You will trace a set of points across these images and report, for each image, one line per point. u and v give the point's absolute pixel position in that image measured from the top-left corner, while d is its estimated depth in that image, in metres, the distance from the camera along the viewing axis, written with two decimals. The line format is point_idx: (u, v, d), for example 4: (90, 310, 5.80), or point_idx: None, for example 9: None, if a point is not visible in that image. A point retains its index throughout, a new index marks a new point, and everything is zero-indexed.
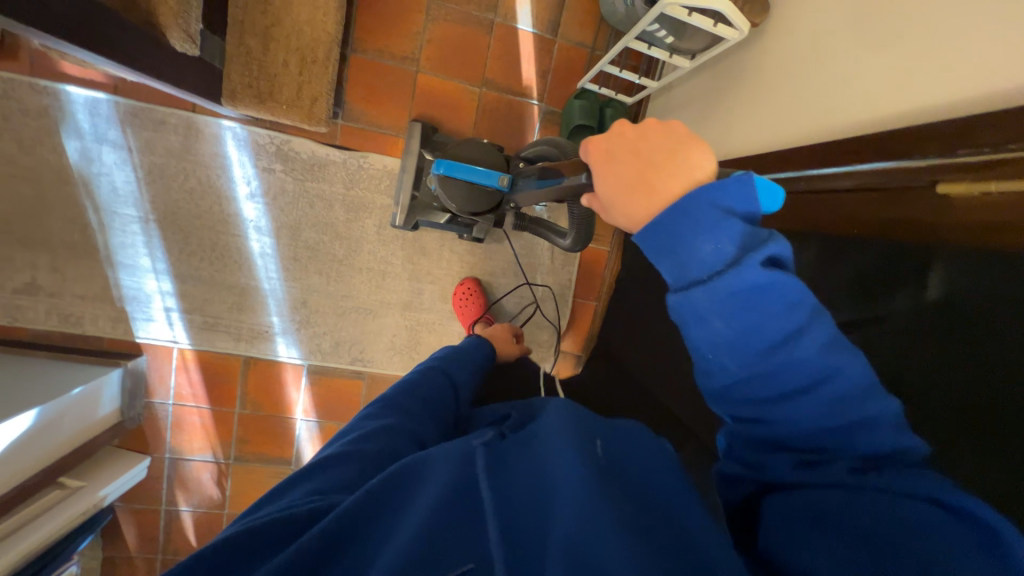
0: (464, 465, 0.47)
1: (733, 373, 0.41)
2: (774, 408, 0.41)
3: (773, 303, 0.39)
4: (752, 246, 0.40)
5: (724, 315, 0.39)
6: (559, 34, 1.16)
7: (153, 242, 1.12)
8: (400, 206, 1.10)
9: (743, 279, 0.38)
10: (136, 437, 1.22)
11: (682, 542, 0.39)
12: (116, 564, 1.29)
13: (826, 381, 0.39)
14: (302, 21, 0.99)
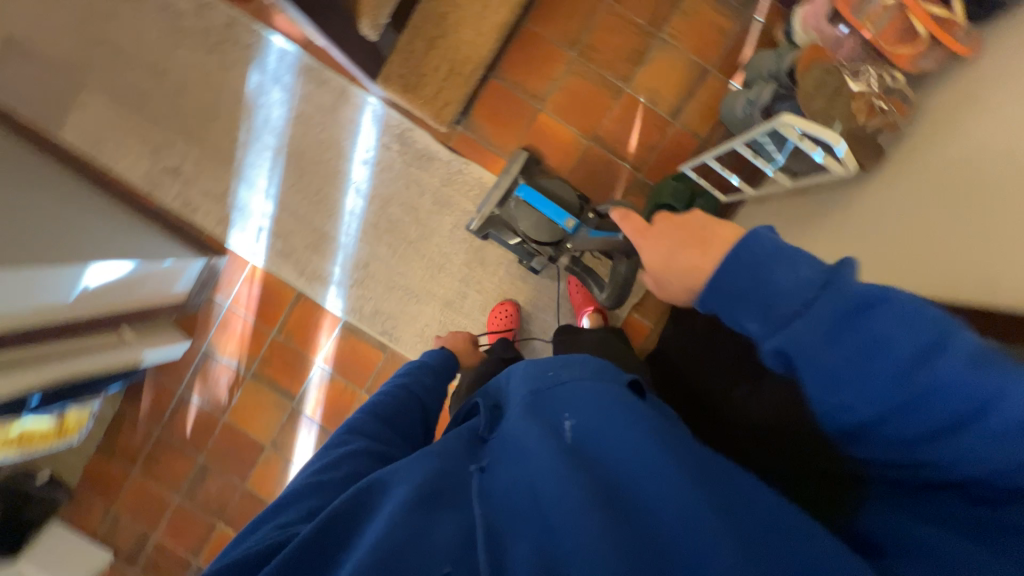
0: (430, 477, 0.50)
1: (863, 405, 0.42)
2: (913, 438, 0.41)
3: (862, 324, 0.42)
4: (814, 279, 0.45)
5: (833, 345, 0.43)
6: (677, 118, 1.23)
7: (275, 170, 1.31)
8: (479, 214, 1.19)
9: (840, 306, 0.43)
10: (189, 321, 1.39)
11: (652, 536, 0.40)
12: (124, 419, 1.45)
13: (970, 409, 0.38)
14: (468, 42, 1.14)
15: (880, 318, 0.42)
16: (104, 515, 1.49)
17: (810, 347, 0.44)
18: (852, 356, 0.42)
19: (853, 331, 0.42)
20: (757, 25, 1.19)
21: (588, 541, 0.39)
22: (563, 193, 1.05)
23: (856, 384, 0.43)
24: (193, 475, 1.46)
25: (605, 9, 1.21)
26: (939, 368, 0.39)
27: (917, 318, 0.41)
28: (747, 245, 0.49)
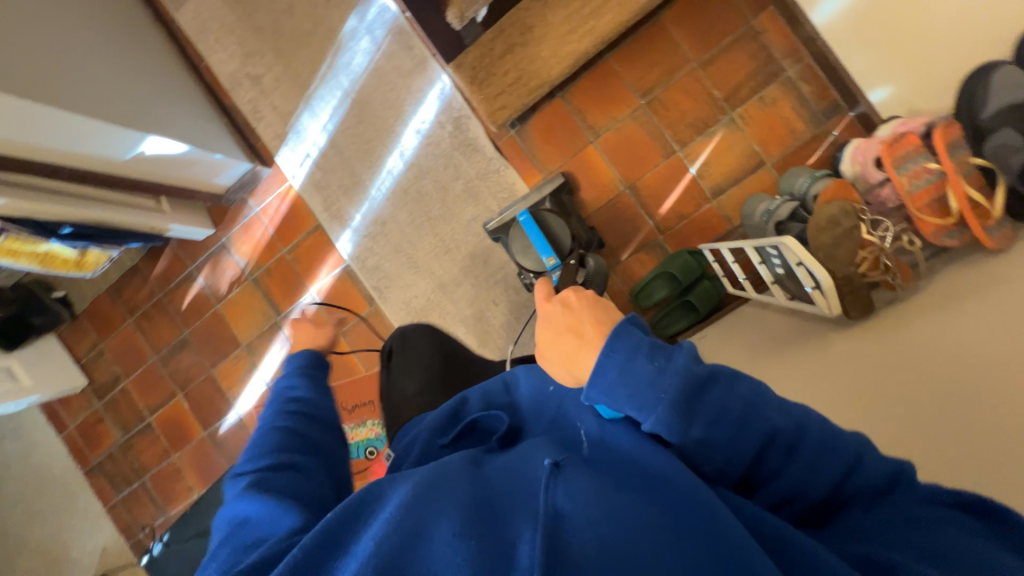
0: (448, 473, 0.50)
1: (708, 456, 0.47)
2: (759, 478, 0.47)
3: (709, 397, 0.47)
4: (666, 360, 0.48)
5: (677, 411, 0.46)
6: (716, 198, 1.23)
7: (339, 110, 1.41)
8: (499, 217, 1.23)
9: (672, 379, 0.47)
10: (220, 212, 1.51)
11: (683, 519, 0.42)
12: (138, 273, 1.61)
13: (795, 437, 0.47)
14: (546, 57, 1.12)
15: (716, 394, 0.47)
16: (96, 345, 1.67)
17: (668, 426, 0.46)
18: (704, 424, 0.47)
19: (706, 398, 0.47)
20: (829, 137, 1.17)
21: (615, 504, 0.44)
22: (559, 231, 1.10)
23: (718, 445, 0.47)
24: (174, 344, 1.61)
25: (688, 71, 1.22)
26: (764, 414, 0.47)
27: (741, 384, 0.48)
28: (614, 339, 0.49)
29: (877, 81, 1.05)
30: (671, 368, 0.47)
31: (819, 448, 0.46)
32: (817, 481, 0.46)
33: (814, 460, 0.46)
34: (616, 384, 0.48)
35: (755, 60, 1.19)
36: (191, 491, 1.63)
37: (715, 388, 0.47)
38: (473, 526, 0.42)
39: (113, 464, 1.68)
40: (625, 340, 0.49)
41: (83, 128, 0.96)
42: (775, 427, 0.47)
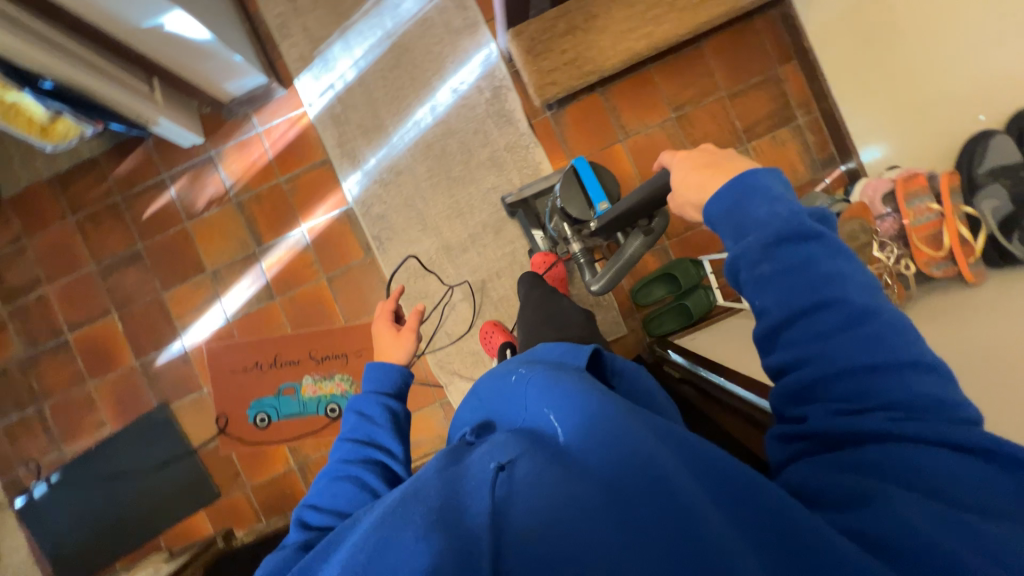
0: (418, 481, 0.47)
1: (776, 315, 0.50)
2: (816, 346, 0.47)
3: (801, 248, 0.49)
4: (787, 213, 0.50)
5: (772, 260, 0.50)
6: None
7: (376, 49, 1.36)
8: (519, 193, 1.28)
9: (786, 223, 0.49)
10: (217, 123, 1.38)
11: (660, 504, 0.39)
12: (94, 169, 1.40)
13: (855, 322, 0.46)
14: (603, 47, 1.17)
15: (800, 250, 0.49)
16: (16, 241, 1.42)
17: (753, 252, 0.50)
18: (779, 267, 0.49)
19: (791, 250, 0.49)
20: (822, 184, 1.33)
21: (579, 505, 0.40)
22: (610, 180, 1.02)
23: (774, 285, 0.49)
24: (121, 256, 1.41)
25: (717, 97, 1.33)
26: (838, 283, 0.47)
27: (841, 256, 0.49)
28: (743, 177, 0.54)
29: (870, 142, 1.20)
30: (778, 213, 0.50)
31: (874, 335, 0.46)
32: (842, 356, 0.46)
33: (859, 343, 0.46)
34: (729, 213, 0.53)
35: (773, 103, 1.33)
36: (101, 427, 1.41)
37: (804, 246, 0.49)
38: (436, 531, 0.40)
39: (5, 383, 1.42)
40: (752, 183, 0.53)
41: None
42: (844, 300, 0.47)
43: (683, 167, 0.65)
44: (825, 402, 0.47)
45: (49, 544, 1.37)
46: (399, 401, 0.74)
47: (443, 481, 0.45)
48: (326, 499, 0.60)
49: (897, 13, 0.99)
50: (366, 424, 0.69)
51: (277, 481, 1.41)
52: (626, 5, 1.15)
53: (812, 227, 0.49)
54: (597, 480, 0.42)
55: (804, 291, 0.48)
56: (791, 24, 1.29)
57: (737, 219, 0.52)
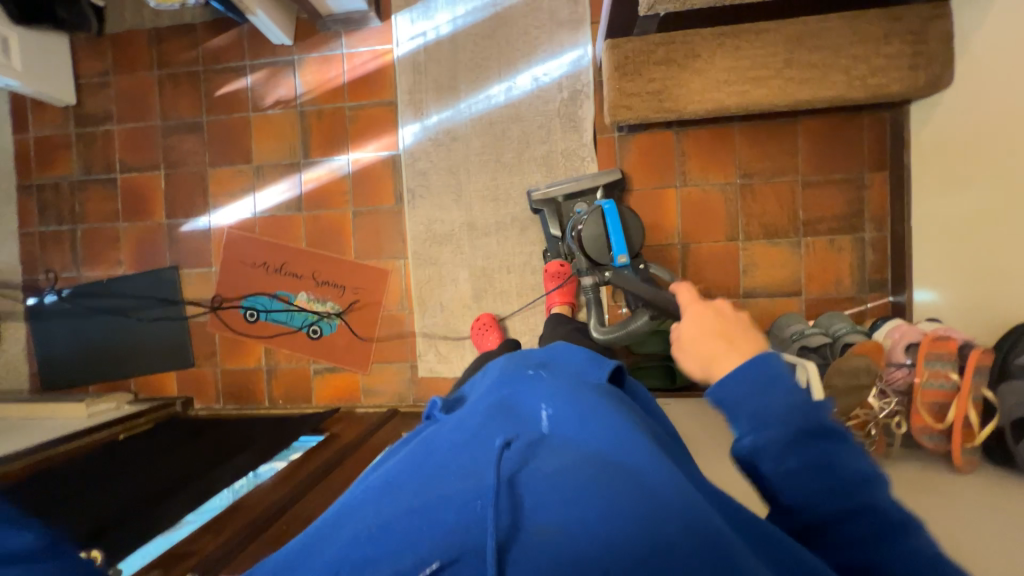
0: (409, 475, 0.46)
1: (793, 509, 0.45)
2: (844, 553, 0.43)
3: (825, 448, 0.44)
4: (804, 410, 0.44)
5: (795, 460, 0.44)
6: (746, 300, 1.29)
7: (477, 13, 1.35)
8: (546, 189, 1.23)
9: (810, 420, 0.44)
10: (308, 32, 1.42)
11: (668, 507, 0.40)
12: (190, 35, 1.48)
13: (885, 531, 0.42)
14: (692, 89, 1.12)
15: (823, 446, 0.44)
16: (103, 75, 1.52)
17: (775, 449, 0.44)
18: (802, 462, 0.44)
19: (818, 447, 0.44)
20: (863, 306, 1.25)
21: (580, 500, 0.41)
22: (635, 232, 1.11)
23: (802, 484, 0.43)
24: (184, 122, 1.50)
25: (791, 180, 1.26)
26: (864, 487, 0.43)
27: (861, 451, 0.45)
28: (751, 365, 0.47)
29: (928, 284, 1.13)
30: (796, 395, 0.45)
31: (903, 548, 0.42)
32: (881, 571, 0.42)
33: (886, 552, 0.42)
34: (743, 402, 0.46)
35: (847, 207, 1.25)
36: (116, 266, 1.53)
37: (826, 440, 0.44)
38: (425, 539, 0.39)
39: (54, 195, 1.56)
40: (760, 370, 0.47)
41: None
42: (871, 502, 0.43)
43: (695, 319, 0.57)
44: (853, 566, 0.43)
45: (42, 347, 1.52)
46: None
47: (428, 475, 0.45)
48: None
49: (1006, 165, 0.91)
50: None
51: (244, 374, 1.49)
52: (732, 55, 1.09)
53: (829, 419, 0.45)
54: (597, 468, 0.43)
55: (837, 490, 0.43)
56: (899, 134, 1.20)
57: (747, 403, 0.46)
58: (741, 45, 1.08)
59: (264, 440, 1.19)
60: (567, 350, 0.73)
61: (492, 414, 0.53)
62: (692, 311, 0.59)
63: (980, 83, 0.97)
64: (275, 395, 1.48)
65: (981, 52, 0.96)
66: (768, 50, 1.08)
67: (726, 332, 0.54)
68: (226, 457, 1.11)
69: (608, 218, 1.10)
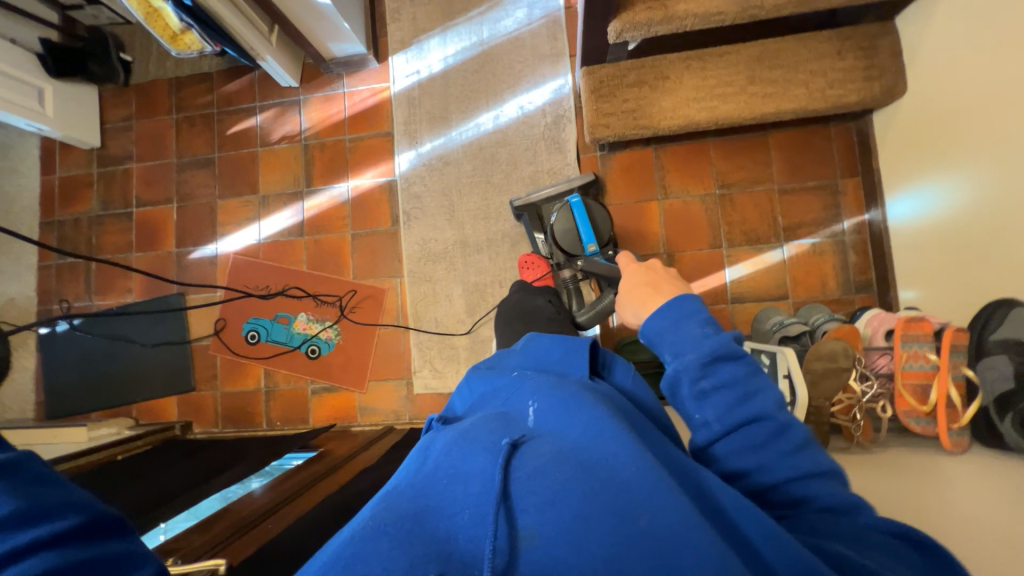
0: (397, 496, 0.47)
1: (716, 429, 0.53)
2: (754, 458, 0.51)
3: (736, 374, 0.54)
4: (715, 343, 0.55)
5: (712, 382, 0.54)
6: (734, 305, 1.30)
7: (466, 52, 1.48)
8: (528, 197, 1.30)
9: (720, 344, 0.55)
10: (313, 74, 1.56)
11: (641, 498, 0.42)
12: (206, 82, 1.63)
13: (784, 433, 0.51)
14: (664, 107, 1.20)
15: (731, 369, 0.54)
16: (127, 120, 1.67)
17: (692, 369, 0.55)
18: (714, 382, 0.54)
19: (727, 367, 0.54)
20: (850, 307, 1.27)
21: (559, 495, 0.43)
22: (602, 220, 1.17)
23: (712, 403, 0.54)
24: (197, 158, 1.61)
25: (768, 188, 1.31)
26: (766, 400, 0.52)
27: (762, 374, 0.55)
28: (671, 306, 0.61)
29: (911, 282, 1.15)
30: (706, 334, 0.56)
31: (797, 448, 0.51)
32: (777, 469, 0.50)
33: (786, 453, 0.50)
34: (665, 331, 0.59)
35: (824, 212, 1.29)
36: (126, 294, 1.60)
37: (733, 364, 0.54)
38: (413, 542, 0.41)
39: (73, 230, 1.66)
40: (679, 308, 0.60)
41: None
42: (773, 415, 0.52)
43: (634, 279, 0.75)
44: (766, 460, 0.51)
45: (50, 375, 1.57)
46: None
47: (418, 487, 0.47)
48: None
49: (966, 158, 0.95)
50: None
51: (243, 396, 1.51)
52: (699, 75, 1.18)
53: (735, 347, 0.55)
54: (576, 468, 0.46)
55: (741, 403, 0.53)
56: (866, 142, 1.26)
57: (664, 336, 0.59)
58: (707, 66, 1.18)
59: (257, 457, 1.19)
60: (543, 340, 0.73)
61: (481, 419, 0.55)
62: (632, 274, 0.76)
63: (931, 88, 1.04)
64: (273, 416, 1.49)
65: (927, 61, 1.04)
66: (732, 69, 1.17)
67: (653, 283, 0.71)
68: (216, 473, 1.12)
69: (576, 210, 1.16)
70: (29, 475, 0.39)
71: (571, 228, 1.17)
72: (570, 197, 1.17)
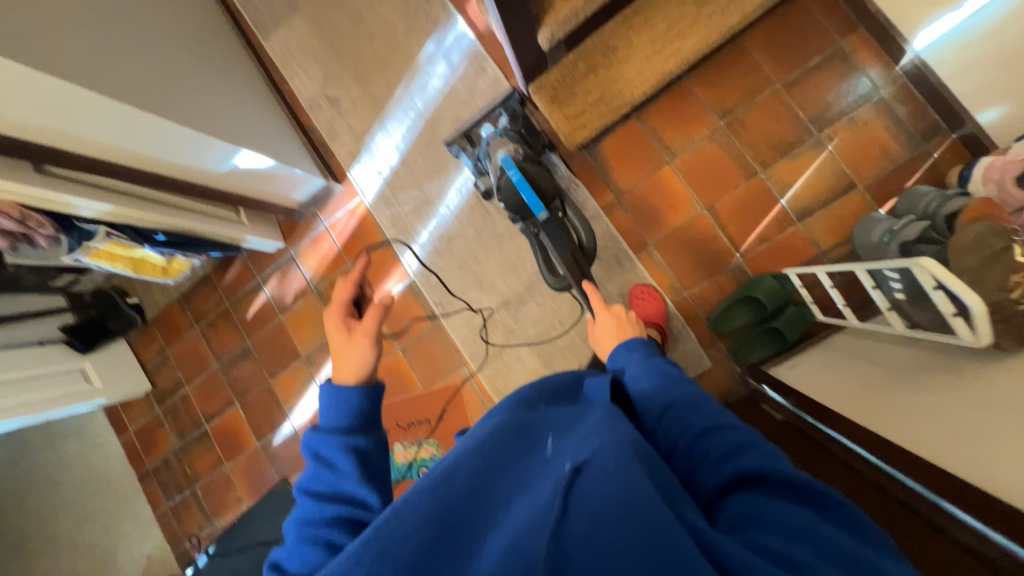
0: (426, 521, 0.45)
1: (659, 409, 0.63)
2: (699, 433, 0.56)
3: (671, 374, 0.68)
4: (651, 365, 0.71)
5: (649, 377, 0.68)
6: (803, 221, 1.18)
7: (411, 130, 1.45)
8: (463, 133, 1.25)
9: (651, 362, 0.71)
10: (292, 226, 1.56)
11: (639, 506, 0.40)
12: (207, 283, 1.67)
13: (711, 410, 0.59)
14: (630, 77, 1.11)
15: (666, 368, 0.69)
16: (161, 352, 1.73)
17: (642, 372, 0.70)
18: (658, 380, 0.67)
19: (664, 373, 0.68)
20: (930, 160, 1.11)
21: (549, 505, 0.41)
22: (544, 184, 1.02)
23: (654, 389, 0.66)
24: (235, 353, 1.64)
25: (771, 91, 1.19)
26: (690, 392, 0.62)
27: (689, 385, 0.64)
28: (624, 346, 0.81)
29: (988, 101, 0.98)
30: (645, 356, 0.75)
31: (716, 411, 0.59)
32: (717, 439, 0.54)
33: (710, 416, 0.58)
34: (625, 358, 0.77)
35: (844, 81, 1.15)
36: (239, 502, 1.64)
37: (665, 368, 0.69)
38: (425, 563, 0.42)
39: (167, 470, 1.72)
40: (628, 346, 0.80)
41: (176, 138, 0.97)
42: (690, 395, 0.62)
43: None
44: (701, 427, 0.57)
45: None
46: (378, 386, 0.75)
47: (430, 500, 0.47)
48: (336, 411, 0.71)
49: None
50: (344, 408, 0.71)
51: None
52: (647, 28, 1.09)
53: (662, 362, 0.71)
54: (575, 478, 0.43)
55: (688, 403, 0.61)
56: None
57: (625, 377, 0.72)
58: (650, 15, 1.08)
59: None
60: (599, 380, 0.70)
61: (500, 433, 0.55)
62: (603, 317, 0.94)
63: None
64: None
65: None
66: (676, 3, 1.07)
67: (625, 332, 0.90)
68: None
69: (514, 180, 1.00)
70: (370, 460, 0.67)
71: (510, 197, 1.04)
72: (506, 166, 1.01)
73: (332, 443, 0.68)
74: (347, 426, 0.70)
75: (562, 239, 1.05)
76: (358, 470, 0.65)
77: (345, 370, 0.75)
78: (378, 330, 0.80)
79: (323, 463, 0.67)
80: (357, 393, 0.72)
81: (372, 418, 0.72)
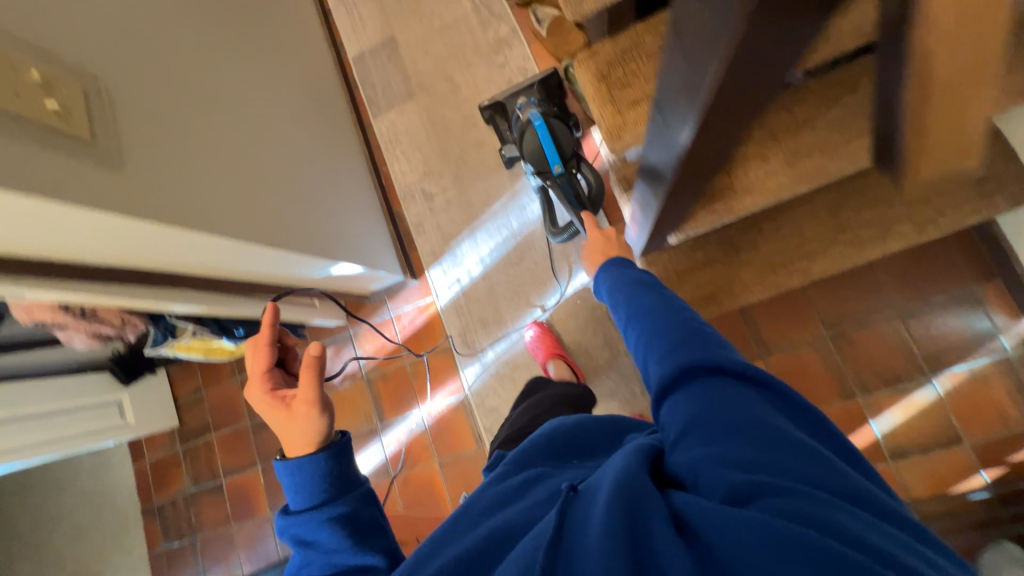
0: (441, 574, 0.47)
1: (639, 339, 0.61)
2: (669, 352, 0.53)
3: (648, 296, 0.65)
4: (632, 286, 0.69)
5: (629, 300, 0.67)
6: (897, 462, 1.10)
7: (500, 247, 1.43)
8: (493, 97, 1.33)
9: (632, 283, 0.69)
10: (357, 307, 1.54)
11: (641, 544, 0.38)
12: None
13: (680, 322, 0.56)
14: (747, 281, 1.07)
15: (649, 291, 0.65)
16: (196, 391, 1.71)
17: (624, 297, 0.69)
18: (638, 303, 0.64)
19: (640, 293, 0.66)
20: None
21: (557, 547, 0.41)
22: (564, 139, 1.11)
23: (634, 316, 0.63)
24: None
25: (885, 315, 1.13)
26: (664, 309, 0.60)
27: (659, 297, 0.63)
28: (609, 264, 0.78)
29: None
30: (624, 275, 0.73)
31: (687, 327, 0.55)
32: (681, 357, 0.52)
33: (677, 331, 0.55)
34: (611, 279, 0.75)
35: (968, 326, 1.09)
36: (237, 567, 1.58)
37: (642, 287, 0.67)
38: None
39: (173, 511, 1.68)
40: (614, 265, 0.78)
41: (283, 260, 0.96)
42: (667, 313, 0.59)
43: None
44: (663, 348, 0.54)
45: None
46: (339, 444, 0.65)
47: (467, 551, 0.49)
48: (303, 488, 0.61)
49: None
50: (307, 488, 0.61)
51: None
52: (775, 238, 1.05)
53: (639, 279, 0.69)
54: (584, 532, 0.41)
55: (654, 327, 0.58)
56: (997, 243, 1.06)
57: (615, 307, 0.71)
58: (780, 224, 1.05)
59: None
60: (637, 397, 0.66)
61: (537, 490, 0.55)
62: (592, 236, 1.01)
63: None
64: None
65: None
66: (811, 220, 1.03)
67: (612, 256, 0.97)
68: None
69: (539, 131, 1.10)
70: (361, 521, 0.61)
71: (529, 148, 1.13)
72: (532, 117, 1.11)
73: (311, 525, 0.59)
74: (318, 506, 0.60)
75: (574, 194, 1.11)
76: (351, 538, 0.58)
77: (297, 445, 0.65)
78: (322, 395, 0.66)
79: (310, 552, 0.59)
80: (320, 463, 0.62)
81: (343, 475, 0.63)
